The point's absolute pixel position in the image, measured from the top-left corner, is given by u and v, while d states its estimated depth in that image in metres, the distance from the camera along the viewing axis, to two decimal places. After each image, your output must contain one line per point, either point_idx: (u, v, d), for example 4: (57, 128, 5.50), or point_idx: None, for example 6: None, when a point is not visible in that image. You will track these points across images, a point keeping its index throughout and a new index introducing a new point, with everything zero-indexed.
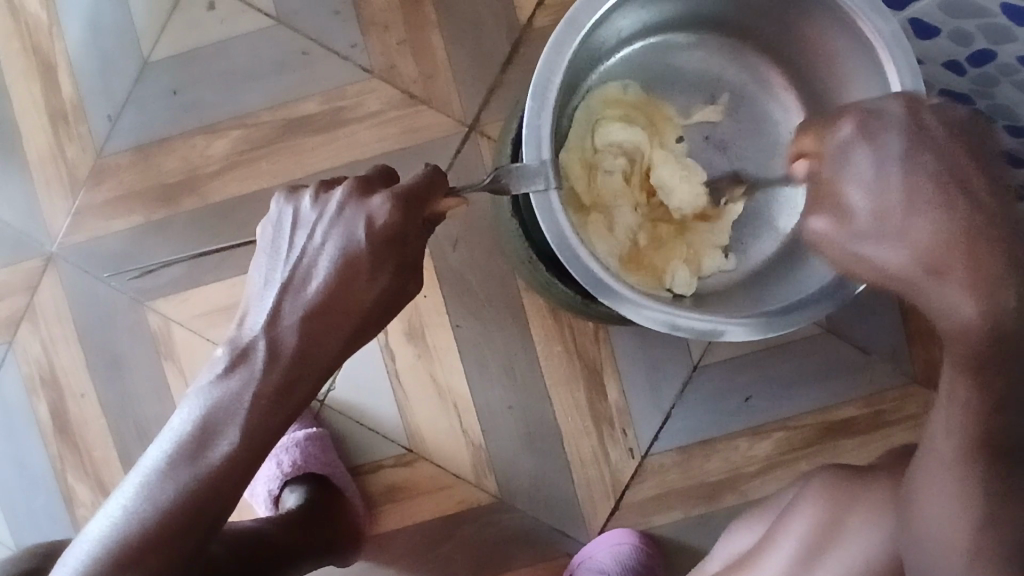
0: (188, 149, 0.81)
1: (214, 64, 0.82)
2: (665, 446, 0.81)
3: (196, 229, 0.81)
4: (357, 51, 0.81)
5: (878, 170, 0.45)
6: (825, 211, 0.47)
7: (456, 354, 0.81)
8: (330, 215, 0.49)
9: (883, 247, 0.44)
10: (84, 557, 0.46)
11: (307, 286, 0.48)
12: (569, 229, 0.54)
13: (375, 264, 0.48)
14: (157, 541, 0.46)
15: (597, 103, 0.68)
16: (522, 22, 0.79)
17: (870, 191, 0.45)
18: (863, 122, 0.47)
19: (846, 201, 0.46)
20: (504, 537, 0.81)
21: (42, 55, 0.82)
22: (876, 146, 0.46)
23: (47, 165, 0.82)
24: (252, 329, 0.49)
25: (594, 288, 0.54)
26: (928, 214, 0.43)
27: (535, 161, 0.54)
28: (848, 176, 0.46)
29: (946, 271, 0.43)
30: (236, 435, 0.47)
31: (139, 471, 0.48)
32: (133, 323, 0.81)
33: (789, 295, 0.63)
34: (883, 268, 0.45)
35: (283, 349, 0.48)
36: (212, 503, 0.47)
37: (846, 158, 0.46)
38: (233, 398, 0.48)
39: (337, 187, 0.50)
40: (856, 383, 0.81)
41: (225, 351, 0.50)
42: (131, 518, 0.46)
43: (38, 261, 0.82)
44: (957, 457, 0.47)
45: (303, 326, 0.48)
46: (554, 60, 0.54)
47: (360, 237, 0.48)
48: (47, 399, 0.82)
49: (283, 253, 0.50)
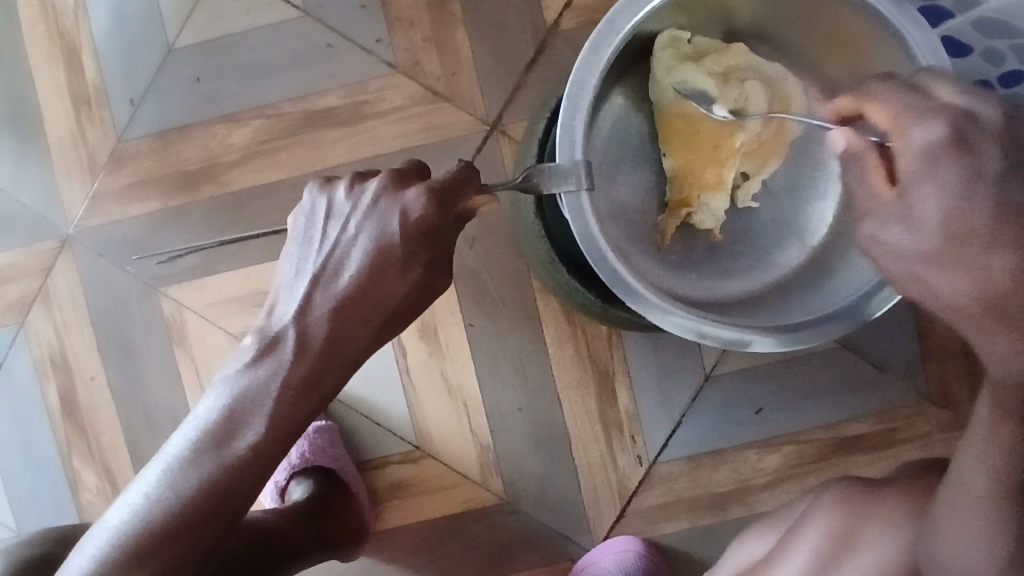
0: (209, 137, 0.81)
1: (238, 53, 0.82)
2: (674, 455, 0.81)
3: (213, 218, 0.81)
4: (381, 46, 0.80)
5: (945, 191, 0.46)
6: (896, 221, 0.49)
7: (467, 353, 0.81)
8: (363, 207, 0.48)
9: (942, 275, 0.47)
10: (102, 545, 0.45)
11: (338, 278, 0.48)
12: (598, 230, 0.53)
13: (408, 258, 0.48)
14: (178, 531, 0.45)
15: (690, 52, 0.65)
16: (548, 23, 0.79)
17: (945, 200, 0.46)
18: (958, 133, 0.46)
19: (916, 212, 0.47)
20: (508, 539, 0.80)
21: (67, 39, 0.83)
22: (964, 156, 0.45)
23: (67, 148, 0.82)
24: (281, 319, 0.48)
25: (622, 291, 0.54)
26: (1002, 251, 0.44)
27: (568, 161, 0.53)
28: (920, 190, 0.47)
29: (1002, 312, 0.45)
30: (261, 426, 0.47)
31: (161, 458, 0.47)
32: (146, 309, 0.81)
33: (812, 308, 0.61)
34: (937, 295, 0.47)
35: (312, 340, 0.48)
36: (234, 494, 0.46)
37: (917, 174, 0.47)
38: (259, 388, 0.47)
39: (371, 179, 0.50)
40: (869, 400, 0.80)
41: (254, 341, 0.49)
42: (152, 505, 0.46)
43: (54, 243, 0.82)
44: (989, 497, 0.49)
45: (332, 318, 0.48)
46: (591, 61, 0.54)
47: (395, 230, 0.48)
48: (57, 382, 0.82)
49: (316, 243, 0.49)
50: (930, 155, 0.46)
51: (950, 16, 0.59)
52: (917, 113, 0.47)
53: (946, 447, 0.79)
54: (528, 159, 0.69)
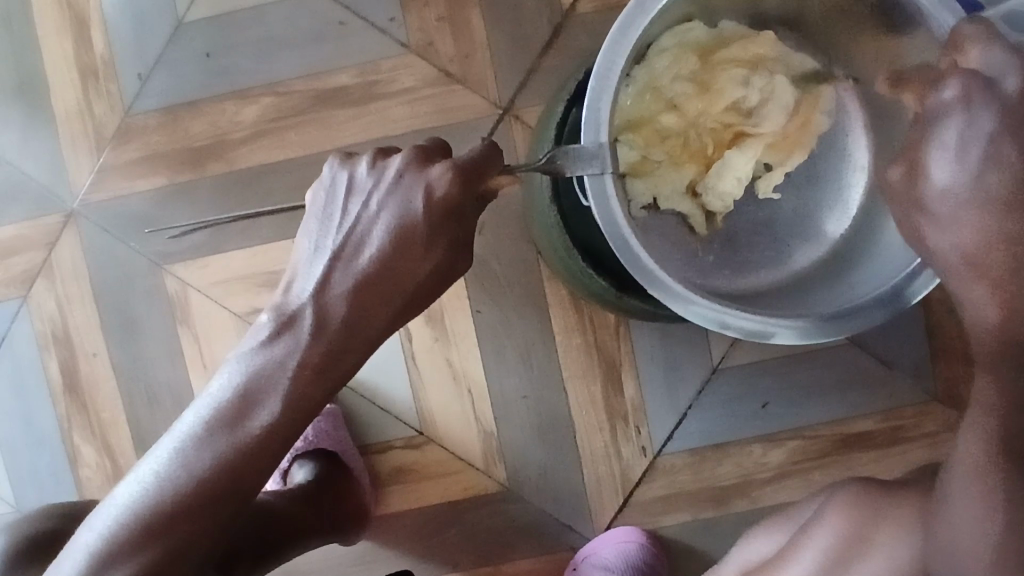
0: (217, 113, 0.80)
1: (249, 29, 0.80)
2: (678, 447, 0.80)
3: (220, 195, 0.80)
4: (394, 25, 0.79)
5: (958, 158, 0.47)
6: (904, 160, 0.52)
7: (473, 339, 0.80)
8: (386, 183, 0.47)
9: (940, 231, 0.48)
10: (113, 522, 0.45)
11: (359, 255, 0.47)
12: (622, 215, 0.52)
13: (431, 237, 0.48)
14: (189, 510, 0.45)
15: (714, 40, 0.64)
16: (565, 7, 0.78)
17: (958, 168, 0.47)
18: (966, 90, 0.47)
19: (929, 169, 0.49)
20: (509, 527, 0.80)
21: (75, 9, 0.81)
22: (969, 121, 0.47)
23: (73, 120, 0.81)
24: (299, 297, 0.47)
25: (645, 279, 0.53)
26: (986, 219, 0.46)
27: (592, 144, 0.52)
28: (934, 143, 0.49)
29: (986, 271, 0.47)
30: (277, 406, 0.46)
31: (173, 435, 0.47)
32: (150, 285, 0.81)
33: (838, 299, 0.60)
34: (935, 250, 0.49)
35: (331, 318, 0.47)
36: (246, 474, 0.46)
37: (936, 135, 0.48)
38: (276, 366, 0.47)
39: (395, 155, 0.49)
40: (875, 398, 0.80)
41: (270, 318, 0.48)
42: (163, 484, 0.45)
43: (59, 217, 0.81)
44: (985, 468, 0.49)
45: (353, 296, 0.47)
46: (620, 40, 0.52)
47: (418, 208, 0.47)
48: (59, 357, 0.81)
49: (336, 219, 0.48)
50: (948, 117, 0.48)
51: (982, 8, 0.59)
52: (942, 77, 0.49)
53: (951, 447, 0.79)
54: (542, 143, 0.68)
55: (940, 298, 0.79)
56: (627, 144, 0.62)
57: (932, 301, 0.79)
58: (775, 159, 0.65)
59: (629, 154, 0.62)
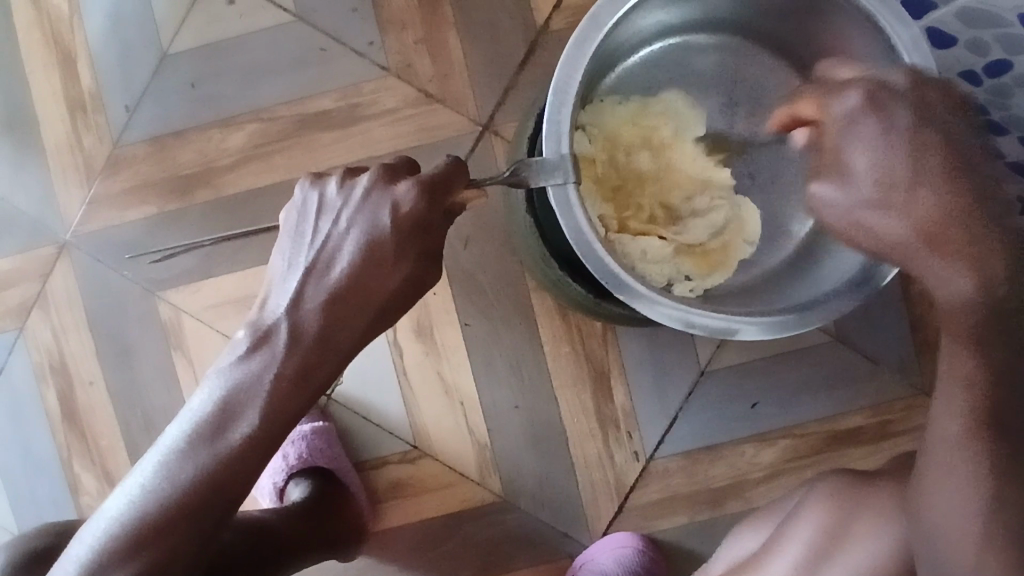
0: (204, 141, 0.82)
1: (233, 58, 0.82)
2: (670, 450, 0.81)
3: (211, 220, 0.82)
4: (374, 49, 0.81)
5: (881, 147, 0.46)
6: (828, 176, 0.48)
7: (463, 353, 0.81)
8: (355, 201, 0.49)
9: (883, 215, 0.46)
10: (102, 534, 0.46)
11: (330, 270, 0.48)
12: (586, 222, 0.54)
13: (399, 250, 0.49)
14: (175, 521, 0.45)
15: (663, 65, 0.70)
16: (539, 24, 0.80)
17: (877, 156, 0.46)
18: (871, 93, 0.48)
19: (848, 166, 0.47)
20: (506, 537, 0.81)
21: (62, 46, 0.83)
22: (884, 119, 0.47)
23: (64, 153, 0.83)
24: (274, 312, 0.49)
25: (609, 282, 0.54)
26: (931, 189, 0.45)
27: (555, 155, 0.54)
28: (849, 145, 0.47)
29: (942, 243, 0.45)
30: (256, 417, 0.47)
31: (157, 449, 0.48)
32: (143, 312, 0.82)
33: (809, 293, 0.61)
34: (883, 236, 0.46)
35: (305, 331, 0.48)
36: (231, 483, 0.47)
37: (853, 129, 0.47)
38: (253, 379, 0.48)
39: (362, 174, 0.50)
40: (863, 393, 0.81)
41: (247, 334, 0.50)
42: (148, 495, 0.46)
43: (52, 248, 0.82)
44: (964, 439, 0.47)
45: (325, 310, 0.48)
46: (576, 55, 0.54)
47: (386, 223, 0.48)
48: (56, 387, 0.82)
49: (307, 237, 0.50)
50: (858, 118, 0.48)
51: (934, 7, 0.58)
52: (845, 88, 0.50)
53: None
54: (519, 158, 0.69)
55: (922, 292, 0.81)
56: (588, 137, 0.65)
57: (913, 296, 0.80)
58: (733, 240, 0.68)
59: (603, 169, 0.65)
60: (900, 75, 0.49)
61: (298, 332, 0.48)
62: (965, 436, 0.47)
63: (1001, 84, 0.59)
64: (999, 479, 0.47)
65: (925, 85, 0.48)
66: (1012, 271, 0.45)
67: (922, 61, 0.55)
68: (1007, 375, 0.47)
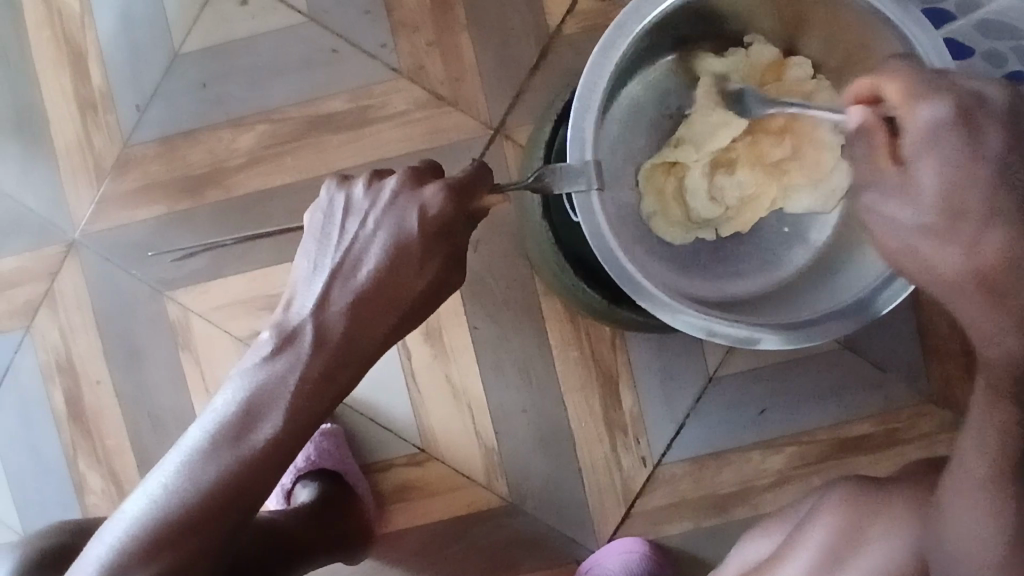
0: (214, 141, 0.82)
1: (244, 59, 0.82)
2: (678, 456, 0.81)
3: (220, 220, 0.82)
4: (386, 51, 0.81)
5: (948, 159, 0.47)
6: (895, 192, 0.50)
7: (472, 356, 0.81)
8: (382, 204, 0.49)
9: (949, 248, 0.47)
10: (122, 535, 0.46)
11: (357, 273, 0.48)
12: (608, 229, 0.54)
13: (425, 254, 0.49)
14: (196, 523, 0.45)
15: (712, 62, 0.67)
16: (551, 27, 0.80)
17: (943, 169, 0.47)
18: (965, 111, 0.46)
19: (915, 173, 0.48)
20: (513, 541, 0.81)
21: (73, 44, 0.83)
22: (972, 136, 0.46)
23: (73, 152, 0.83)
24: (299, 314, 0.49)
25: (633, 291, 0.54)
26: (999, 227, 0.46)
27: (579, 161, 0.54)
28: (924, 156, 0.48)
29: (994, 287, 0.47)
30: (278, 420, 0.47)
31: (179, 450, 0.48)
32: (152, 312, 0.82)
33: (826, 303, 0.61)
34: (932, 268, 0.49)
35: (329, 334, 0.48)
36: (252, 485, 0.47)
37: (931, 146, 0.47)
38: (277, 381, 0.48)
39: (389, 177, 0.50)
40: (871, 400, 0.81)
41: (271, 335, 0.49)
42: (170, 497, 0.46)
43: (60, 248, 0.82)
44: (985, 484, 0.50)
45: (351, 313, 0.48)
46: (601, 62, 0.54)
47: (412, 227, 0.48)
48: (63, 386, 0.82)
49: (334, 238, 0.50)
50: (940, 130, 0.46)
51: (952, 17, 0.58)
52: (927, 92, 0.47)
53: (948, 447, 0.80)
54: (533, 161, 0.69)
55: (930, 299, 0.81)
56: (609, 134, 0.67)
57: (922, 303, 0.80)
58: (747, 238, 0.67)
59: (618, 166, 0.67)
60: (995, 87, 0.47)
61: (323, 334, 0.48)
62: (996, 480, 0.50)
63: None
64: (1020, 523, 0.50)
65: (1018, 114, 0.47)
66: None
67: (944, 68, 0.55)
68: None
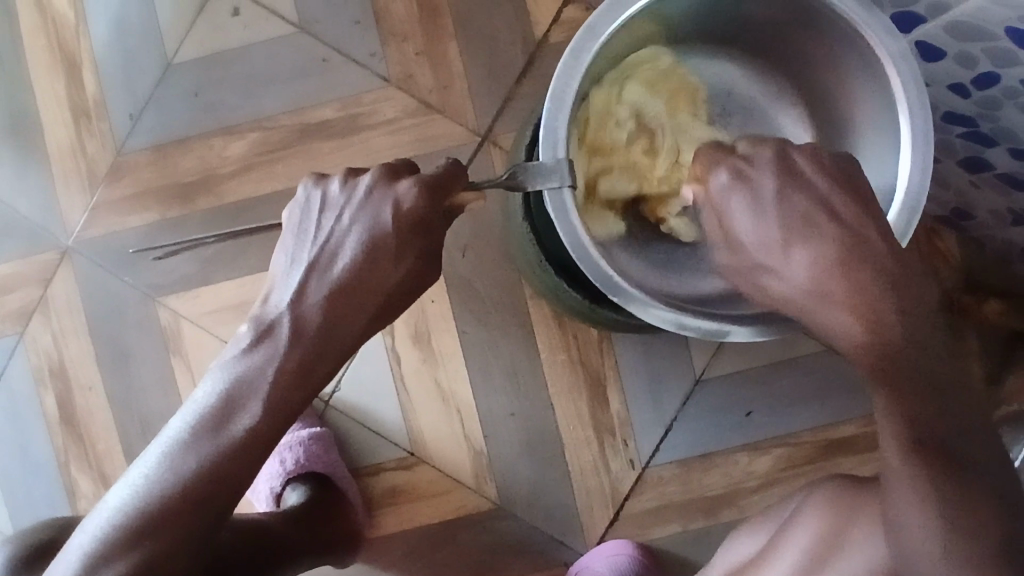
0: (206, 149, 0.83)
1: (236, 68, 0.84)
2: (665, 458, 0.82)
3: (211, 227, 0.82)
4: (375, 60, 0.83)
5: (756, 211, 0.50)
6: (724, 245, 0.53)
7: (461, 360, 0.82)
8: (357, 199, 0.50)
9: (775, 272, 0.50)
10: (108, 522, 0.46)
11: (333, 265, 0.49)
12: (582, 226, 0.55)
13: (400, 248, 0.50)
14: (178, 511, 0.46)
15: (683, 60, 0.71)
16: (538, 37, 0.82)
17: (755, 222, 0.51)
18: (738, 172, 0.52)
19: (734, 232, 0.52)
20: (501, 545, 0.81)
21: (68, 54, 0.85)
22: (754, 188, 0.51)
23: (67, 160, 0.84)
24: (277, 306, 0.49)
25: (607, 288, 0.55)
26: (801, 242, 0.49)
27: (550, 159, 0.55)
28: (734, 212, 0.52)
29: (824, 289, 0.49)
30: (258, 409, 0.48)
31: (162, 440, 0.48)
32: (143, 317, 0.82)
33: None
34: (775, 293, 0.51)
35: (307, 325, 0.49)
36: (233, 475, 0.47)
37: (730, 201, 0.52)
38: (255, 372, 0.49)
39: (364, 174, 0.51)
40: (856, 403, 0.82)
41: (250, 328, 0.50)
42: (152, 485, 0.47)
43: (53, 254, 0.83)
44: (903, 460, 0.46)
45: (328, 303, 0.49)
46: (572, 65, 0.55)
47: (387, 221, 0.49)
48: (54, 391, 0.83)
49: (310, 234, 0.50)
50: (733, 193, 0.51)
51: (923, 21, 0.59)
52: (716, 163, 0.53)
53: None
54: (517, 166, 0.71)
55: None
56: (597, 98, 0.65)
57: None
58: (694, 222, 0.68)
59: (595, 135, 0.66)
60: (768, 146, 0.52)
61: (301, 325, 0.48)
62: (908, 458, 0.45)
63: (991, 96, 0.60)
64: (954, 502, 0.44)
65: (806, 161, 0.51)
66: (890, 295, 0.48)
67: (909, 73, 0.57)
68: (931, 403, 0.46)
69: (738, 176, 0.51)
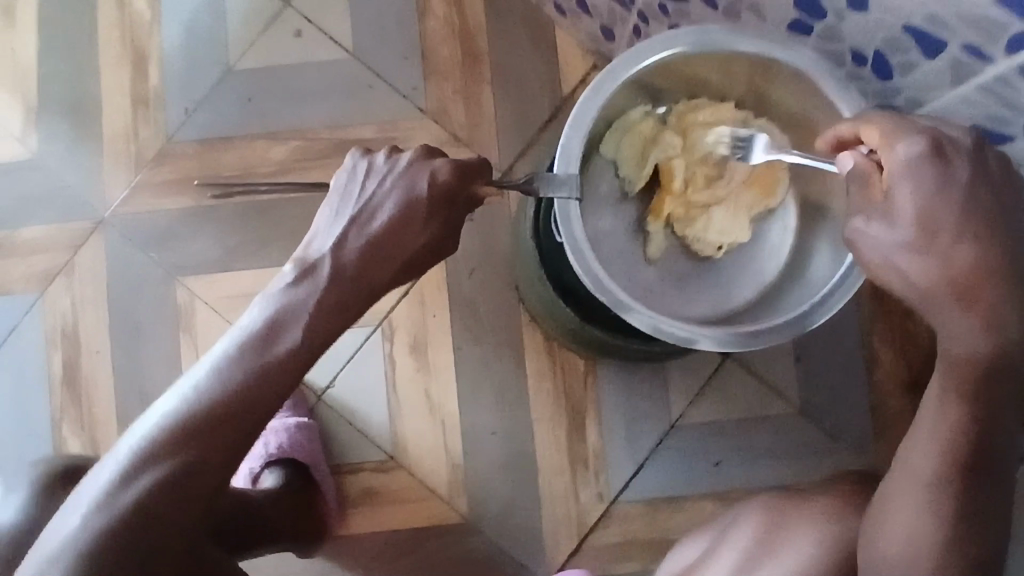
0: (249, 150, 0.91)
1: (288, 82, 0.92)
2: (633, 496, 0.85)
3: (240, 219, 0.88)
4: (416, 92, 0.91)
5: (926, 187, 0.49)
6: (872, 213, 0.52)
7: (453, 375, 0.86)
8: (398, 168, 0.57)
9: (915, 258, 0.50)
10: (155, 426, 0.49)
11: (372, 220, 0.56)
12: (581, 234, 0.62)
13: (429, 214, 0.57)
14: (223, 417, 0.49)
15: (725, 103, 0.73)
16: (564, 93, 0.91)
17: (921, 196, 0.50)
18: (936, 145, 0.50)
19: (894, 201, 0.50)
20: (465, 559, 0.83)
21: (138, 49, 0.93)
22: (943, 168, 0.50)
23: (118, 141, 0.91)
24: (319, 250, 0.55)
25: (612, 304, 0.61)
26: (969, 241, 0.49)
27: (563, 172, 0.62)
28: (905, 182, 0.50)
29: (964, 299, 0.50)
30: (301, 331, 0.52)
31: (208, 358, 0.51)
32: (161, 293, 0.87)
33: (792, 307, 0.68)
34: (909, 278, 0.50)
35: (344, 267, 0.55)
36: (279, 388, 0.51)
37: (913, 172, 0.50)
38: (297, 302, 0.53)
39: (403, 152, 0.59)
40: (821, 467, 0.86)
41: (291, 268, 0.56)
42: (201, 394, 0.50)
43: (88, 224, 0.89)
44: (933, 472, 0.52)
45: (365, 250, 0.56)
46: (590, 101, 0.62)
47: (422, 188, 0.57)
48: (63, 351, 0.87)
49: (353, 195, 0.57)
50: (907, 169, 0.50)
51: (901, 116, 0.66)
52: (905, 133, 0.51)
53: None
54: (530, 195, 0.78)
55: (884, 380, 0.87)
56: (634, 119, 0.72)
57: (876, 382, 0.87)
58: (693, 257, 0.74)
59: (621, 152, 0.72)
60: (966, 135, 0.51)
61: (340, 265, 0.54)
62: (944, 469, 0.52)
63: None
64: (960, 512, 0.52)
65: (985, 156, 0.51)
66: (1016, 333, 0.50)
67: None
68: (983, 427, 0.52)
69: (935, 147, 0.50)
